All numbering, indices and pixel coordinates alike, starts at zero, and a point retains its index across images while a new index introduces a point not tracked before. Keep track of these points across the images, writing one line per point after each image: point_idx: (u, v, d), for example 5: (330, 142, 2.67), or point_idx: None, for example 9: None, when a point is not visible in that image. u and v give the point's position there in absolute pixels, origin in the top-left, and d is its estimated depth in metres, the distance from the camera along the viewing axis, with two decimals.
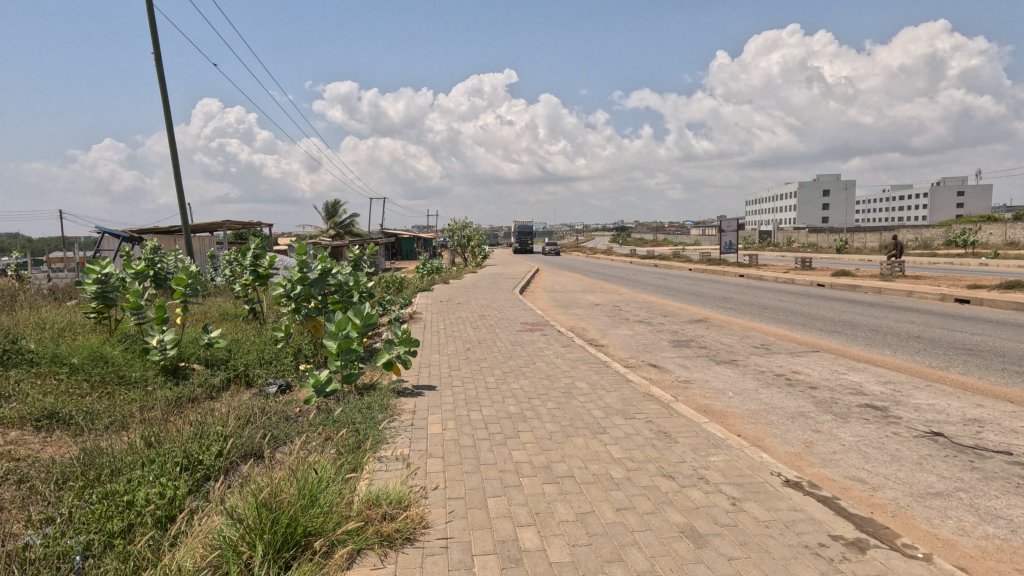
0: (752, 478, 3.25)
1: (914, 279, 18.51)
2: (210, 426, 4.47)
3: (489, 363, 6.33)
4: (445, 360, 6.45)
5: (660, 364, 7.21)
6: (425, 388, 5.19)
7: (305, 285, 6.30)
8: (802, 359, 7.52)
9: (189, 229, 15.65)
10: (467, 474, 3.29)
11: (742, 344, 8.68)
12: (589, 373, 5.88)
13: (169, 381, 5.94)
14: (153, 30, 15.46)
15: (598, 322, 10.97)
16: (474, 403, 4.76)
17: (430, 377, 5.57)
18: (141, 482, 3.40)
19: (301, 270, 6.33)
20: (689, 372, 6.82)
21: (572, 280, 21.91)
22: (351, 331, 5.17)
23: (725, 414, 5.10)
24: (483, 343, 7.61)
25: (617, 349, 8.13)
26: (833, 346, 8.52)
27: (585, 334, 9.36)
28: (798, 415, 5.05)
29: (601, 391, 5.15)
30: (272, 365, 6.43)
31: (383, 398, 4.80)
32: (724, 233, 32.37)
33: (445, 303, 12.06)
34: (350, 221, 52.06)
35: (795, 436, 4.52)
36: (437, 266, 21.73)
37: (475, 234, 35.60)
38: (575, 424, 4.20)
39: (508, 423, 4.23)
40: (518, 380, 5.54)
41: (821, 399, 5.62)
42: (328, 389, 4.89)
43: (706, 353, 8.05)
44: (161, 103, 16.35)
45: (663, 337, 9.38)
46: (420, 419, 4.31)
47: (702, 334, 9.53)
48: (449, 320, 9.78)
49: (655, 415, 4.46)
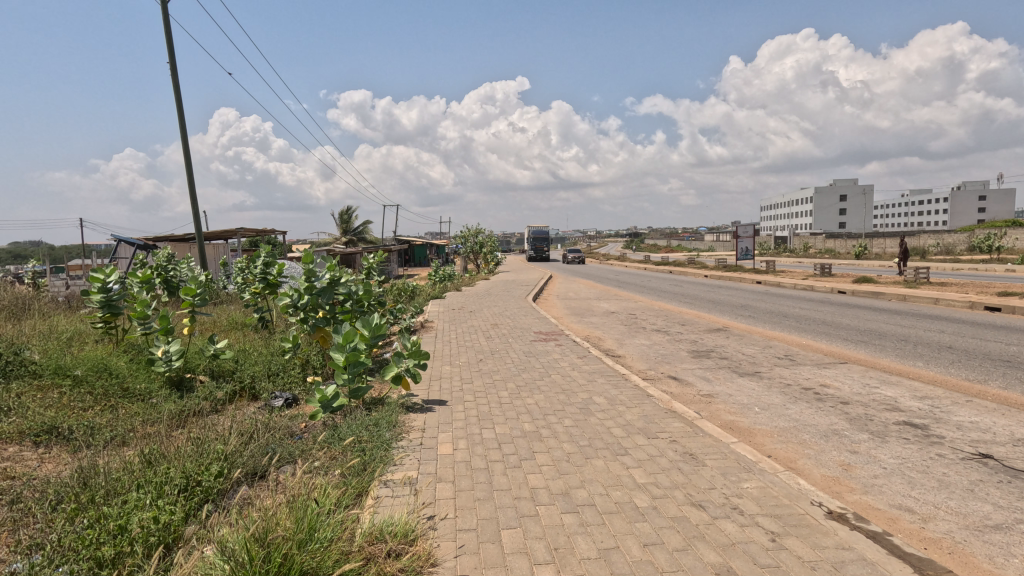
0: (791, 509, 2.96)
1: (940, 286, 17.95)
2: (211, 443, 4.28)
3: (502, 375, 6.09)
4: (457, 372, 6.22)
5: (680, 377, 6.92)
6: (435, 402, 4.97)
7: (312, 294, 6.12)
8: (830, 372, 7.17)
9: (203, 237, 15.68)
10: (479, 502, 3.05)
11: (765, 354, 8.34)
12: (607, 386, 5.61)
13: (173, 394, 5.79)
14: (169, 39, 15.58)
15: (614, 331, 10.67)
16: (486, 420, 4.52)
17: (440, 391, 5.34)
18: (133, 507, 3.20)
19: (309, 278, 6.16)
20: (712, 385, 6.52)
21: (586, 287, 21.65)
22: (359, 343, 4.97)
23: (753, 432, 4.80)
24: (496, 353, 7.38)
25: (635, 360, 7.84)
26: (861, 357, 8.15)
27: (601, 344, 9.08)
28: (831, 434, 4.74)
29: (620, 407, 4.88)
30: (279, 377, 6.26)
31: (391, 414, 4.58)
32: (741, 239, 31.85)
33: (458, 312, 11.84)
34: (364, 229, 52.32)
35: (831, 457, 4.21)
36: (450, 274, 21.59)
37: (488, 241, 35.50)
38: (594, 444, 3.94)
39: (522, 442, 3.99)
40: (532, 395, 5.29)
41: (855, 416, 5.29)
42: (336, 404, 4.68)
43: (728, 364, 7.73)
44: (177, 112, 16.49)
45: (682, 347, 9.07)
46: (429, 438, 4.08)
47: (723, 344, 9.19)
48: (461, 330, 9.55)
49: (680, 434, 4.18)
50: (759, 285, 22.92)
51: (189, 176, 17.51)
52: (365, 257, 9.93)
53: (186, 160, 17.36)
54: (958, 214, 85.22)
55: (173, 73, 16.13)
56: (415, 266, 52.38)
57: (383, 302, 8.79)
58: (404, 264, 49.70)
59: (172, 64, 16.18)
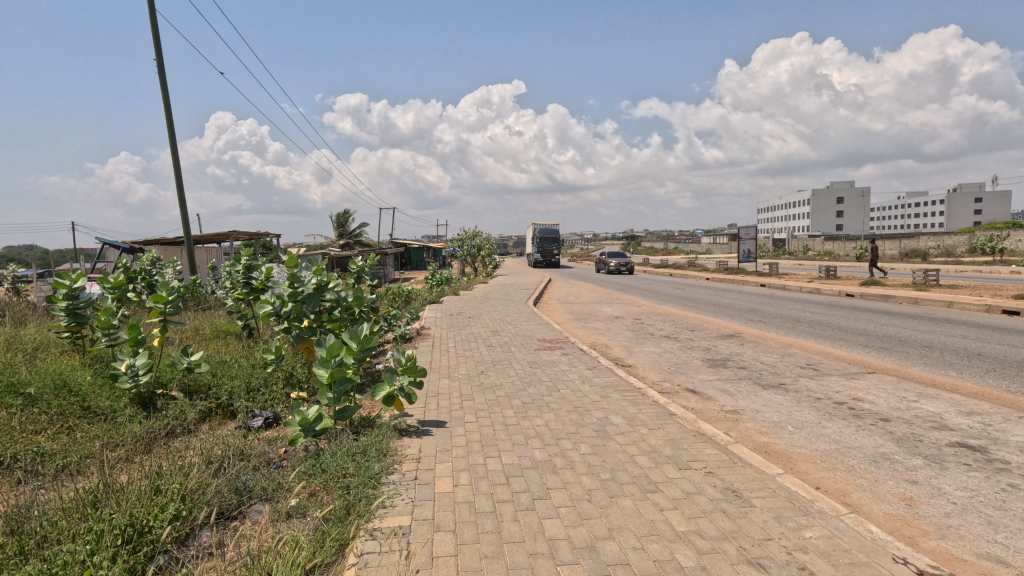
0: (872, 569, 2.41)
1: (951, 289, 17.48)
2: (173, 476, 3.69)
3: (506, 390, 5.53)
4: (456, 387, 5.66)
5: (699, 390, 6.37)
6: (433, 424, 4.40)
7: (296, 302, 5.56)
8: (859, 382, 6.63)
9: (191, 240, 15.12)
10: (488, 560, 2.47)
11: (786, 363, 7.80)
12: (623, 403, 5.05)
13: (140, 413, 5.19)
14: (156, 35, 15.01)
15: (621, 338, 10.11)
16: (491, 446, 3.94)
17: (438, 410, 4.77)
18: (61, 566, 2.58)
19: (293, 284, 5.58)
20: (735, 400, 5.96)
21: (587, 290, 21.17)
22: (346, 357, 4.40)
23: (792, 457, 4.25)
24: (499, 364, 6.82)
25: (647, 370, 7.28)
26: (889, 366, 7.62)
27: (609, 352, 8.51)
28: (881, 459, 4.18)
29: (642, 429, 4.32)
30: (259, 392, 5.67)
31: (381, 440, 3.99)
32: (743, 241, 31.35)
33: (455, 318, 11.26)
34: (361, 231, 51.84)
35: (889, 489, 3.65)
36: (447, 277, 21.11)
37: (486, 243, 35.04)
38: (618, 478, 3.38)
39: (535, 476, 3.42)
40: (541, 414, 4.72)
41: (901, 436, 4.73)
42: (319, 428, 4.10)
43: (748, 374, 7.19)
44: (165, 112, 15.98)
45: (695, 356, 8.51)
46: (426, 470, 3.51)
47: (739, 352, 8.64)
48: (459, 338, 8.97)
49: (715, 464, 3.63)
50: (764, 288, 22.45)
51: (177, 178, 16.95)
52: (358, 260, 9.34)
53: (174, 161, 16.78)
54: (956, 216, 85.08)
55: (161, 71, 15.58)
56: (411, 269, 51.70)
57: (376, 309, 8.21)
58: (400, 268, 49.05)
59: (160, 62, 15.63)
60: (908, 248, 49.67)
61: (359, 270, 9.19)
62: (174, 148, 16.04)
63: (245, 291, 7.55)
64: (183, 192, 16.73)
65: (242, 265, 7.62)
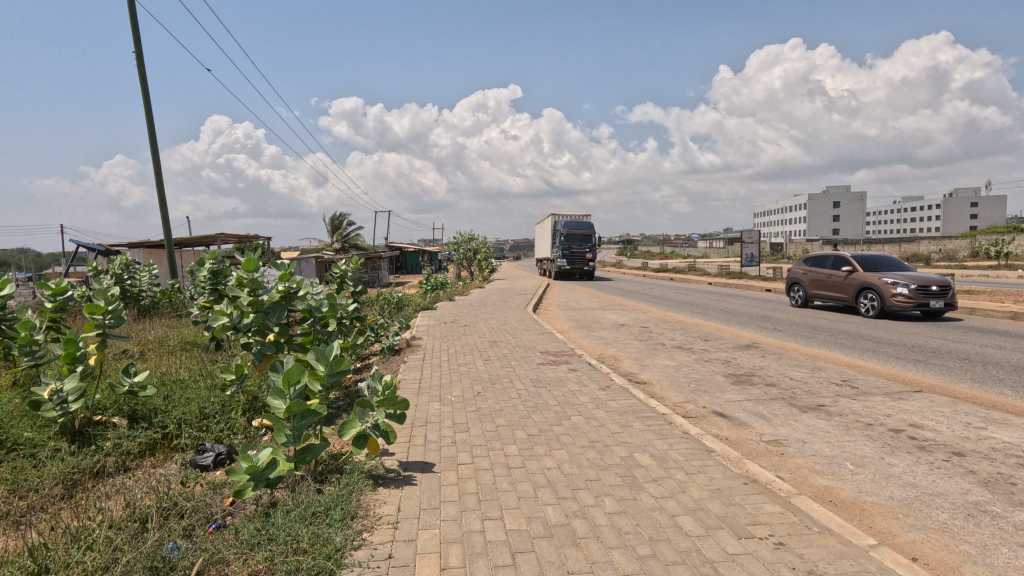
0: None
1: (970, 294, 16.74)
2: (73, 549, 2.80)
3: (507, 417, 4.67)
4: (448, 413, 4.80)
5: (728, 414, 5.53)
6: (418, 468, 3.54)
7: (258, 313, 4.66)
8: (911, 403, 5.81)
9: (169, 242, 14.24)
10: None
11: (818, 379, 6.99)
12: (649, 435, 4.21)
13: (67, 447, 4.30)
14: (134, 26, 14.17)
15: (630, 349, 9.24)
16: (491, 502, 3.08)
17: (425, 447, 3.90)
18: None
19: (253, 291, 4.68)
20: (773, 426, 5.13)
21: (587, 295, 20.44)
22: (313, 385, 3.59)
23: (866, 509, 3.41)
24: (497, 382, 5.97)
25: (667, 389, 6.43)
26: (935, 382, 6.79)
27: (620, 367, 7.66)
28: (980, 514, 3.34)
29: (679, 474, 3.47)
30: (213, 419, 4.79)
31: (349, 495, 3.12)
32: (745, 245, 30.64)
33: (450, 327, 10.40)
34: (355, 235, 51.07)
35: (1008, 561, 2.82)
36: (441, 281, 20.32)
37: (482, 246, 34.31)
38: (662, 556, 2.53)
39: (551, 552, 2.56)
40: (551, 452, 3.87)
41: (987, 477, 3.91)
42: (272, 476, 3.25)
43: (780, 393, 6.36)
44: (145, 106, 15.16)
45: (716, 371, 7.66)
46: (405, 542, 2.65)
47: (763, 366, 7.80)
48: (454, 350, 8.09)
49: (785, 529, 2.78)
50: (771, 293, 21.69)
51: (157, 178, 16.09)
52: (341, 264, 8.48)
53: (154, 161, 15.92)
54: (954, 221, 84.89)
55: (140, 67, 14.75)
56: (406, 273, 50.75)
57: (360, 319, 7.32)
58: (394, 272, 48.03)
59: (140, 55, 14.79)
60: (908, 252, 49.23)
61: (342, 277, 8.34)
62: (154, 147, 15.17)
63: (210, 299, 6.66)
64: (165, 193, 15.86)
65: (208, 271, 6.77)
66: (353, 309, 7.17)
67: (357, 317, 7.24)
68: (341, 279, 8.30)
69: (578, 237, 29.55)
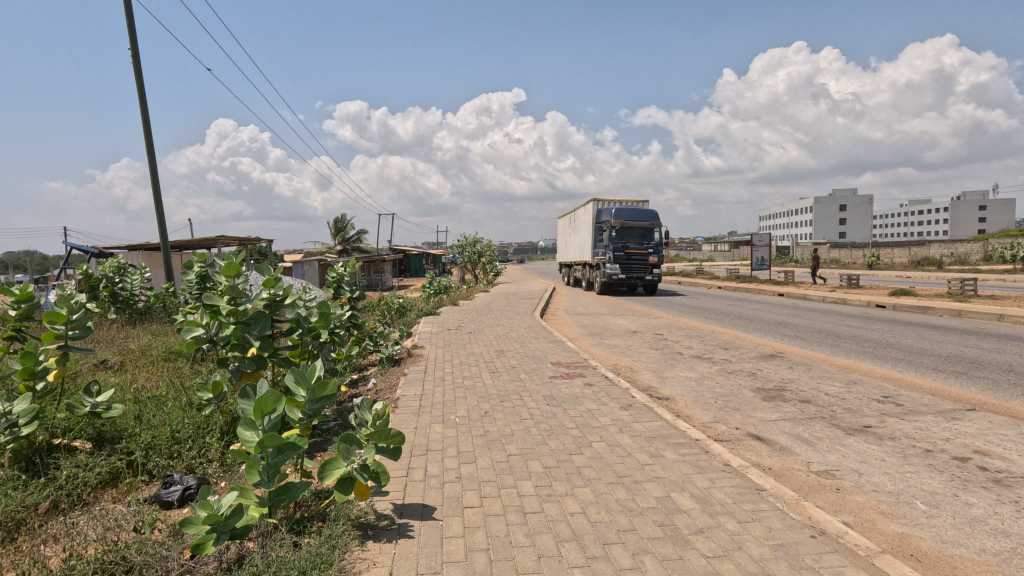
0: None
1: (995, 300, 16.08)
2: None
3: (520, 443, 4.09)
4: (452, 439, 4.22)
5: (765, 437, 4.94)
6: (416, 514, 2.97)
7: (238, 325, 4.05)
8: (968, 424, 5.21)
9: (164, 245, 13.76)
10: None
11: (857, 395, 6.39)
12: (686, 469, 3.62)
13: (14, 479, 3.73)
14: (129, 22, 13.76)
15: (646, 360, 8.64)
16: (505, 563, 2.50)
17: (425, 484, 3.33)
18: None
19: (233, 300, 4.07)
20: (819, 452, 4.53)
21: (595, 300, 19.88)
22: (293, 412, 3.04)
23: (956, 566, 2.82)
24: (506, 399, 5.40)
25: (693, 407, 5.83)
26: (986, 399, 6.19)
27: (638, 380, 7.08)
28: None
29: (729, 522, 2.89)
30: (186, 443, 4.21)
31: (332, 552, 2.55)
32: (755, 249, 30.02)
33: (453, 334, 9.81)
34: (358, 238, 50.67)
35: None
36: (445, 285, 19.79)
37: (486, 249, 33.79)
38: None
39: None
40: (573, 491, 3.28)
41: None
42: (239, 526, 2.69)
43: (818, 412, 5.76)
44: (141, 105, 14.72)
45: (742, 385, 7.06)
46: None
47: (793, 379, 7.20)
48: (458, 360, 7.51)
49: None
50: (785, 298, 21.05)
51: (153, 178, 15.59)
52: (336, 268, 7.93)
53: (149, 161, 15.40)
54: (963, 224, 83.94)
55: (136, 65, 14.32)
56: (409, 276, 50.17)
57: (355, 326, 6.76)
58: (397, 276, 47.47)
59: (135, 52, 14.35)
60: (918, 256, 48.53)
61: (338, 282, 7.80)
62: (149, 147, 14.64)
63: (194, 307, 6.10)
64: (160, 194, 15.36)
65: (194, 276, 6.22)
66: (346, 315, 6.61)
67: (350, 322, 6.68)
68: (338, 284, 7.76)
69: (635, 233, 20.38)
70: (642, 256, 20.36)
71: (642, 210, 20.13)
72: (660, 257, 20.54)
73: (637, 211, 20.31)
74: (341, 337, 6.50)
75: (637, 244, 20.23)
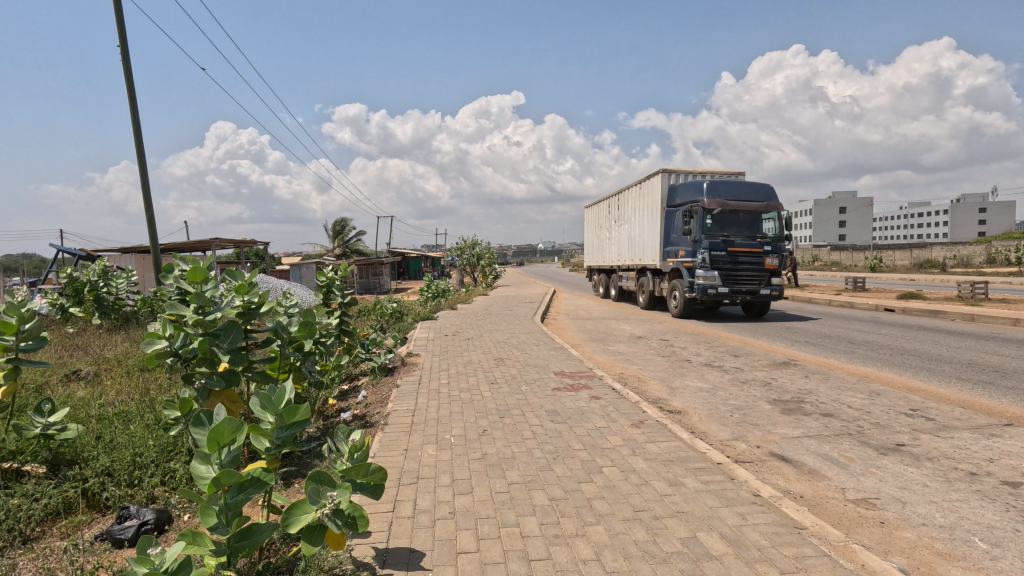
0: None
1: (1008, 303, 15.66)
2: None
3: (522, 469, 3.66)
4: (446, 463, 3.78)
5: (790, 457, 4.51)
6: (401, 562, 2.54)
7: (206, 336, 3.63)
8: (1009, 442, 4.79)
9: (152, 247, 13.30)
10: None
11: (882, 407, 5.96)
12: (711, 502, 3.18)
13: None
14: (118, 17, 13.30)
15: (654, 369, 8.19)
16: None
17: (413, 522, 2.90)
18: None
19: (200, 308, 3.65)
20: (852, 476, 4.10)
21: (597, 303, 19.47)
22: (261, 441, 2.61)
23: None
24: (506, 415, 4.97)
25: (709, 423, 5.38)
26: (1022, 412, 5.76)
27: (646, 391, 6.64)
28: None
29: (769, 573, 2.45)
30: (148, 469, 3.79)
31: None
32: None
33: (450, 341, 9.35)
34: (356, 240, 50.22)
35: None
36: (442, 288, 19.34)
37: (486, 251, 33.33)
38: None
39: None
40: (584, 530, 2.84)
41: None
42: None
43: (843, 427, 5.33)
44: (130, 102, 14.27)
45: (758, 396, 6.62)
46: None
47: (811, 390, 6.77)
48: (455, 369, 7.06)
49: None
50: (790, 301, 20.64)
51: (143, 179, 15.14)
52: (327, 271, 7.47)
53: (139, 161, 14.94)
54: (963, 226, 83.68)
55: (125, 61, 13.87)
56: (408, 278, 49.71)
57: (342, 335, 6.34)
58: (396, 279, 46.99)
59: (124, 48, 13.90)
60: (920, 258, 48.18)
61: (329, 287, 7.34)
62: (137, 147, 14.19)
63: None
64: (150, 195, 14.91)
65: None
66: (332, 322, 6.19)
67: (336, 330, 6.27)
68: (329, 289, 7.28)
69: (740, 220, 13.11)
70: (753, 256, 13.08)
71: (749, 186, 13.23)
72: (783, 257, 13.28)
73: (742, 187, 13.23)
74: (326, 347, 6.07)
75: (743, 238, 13.07)
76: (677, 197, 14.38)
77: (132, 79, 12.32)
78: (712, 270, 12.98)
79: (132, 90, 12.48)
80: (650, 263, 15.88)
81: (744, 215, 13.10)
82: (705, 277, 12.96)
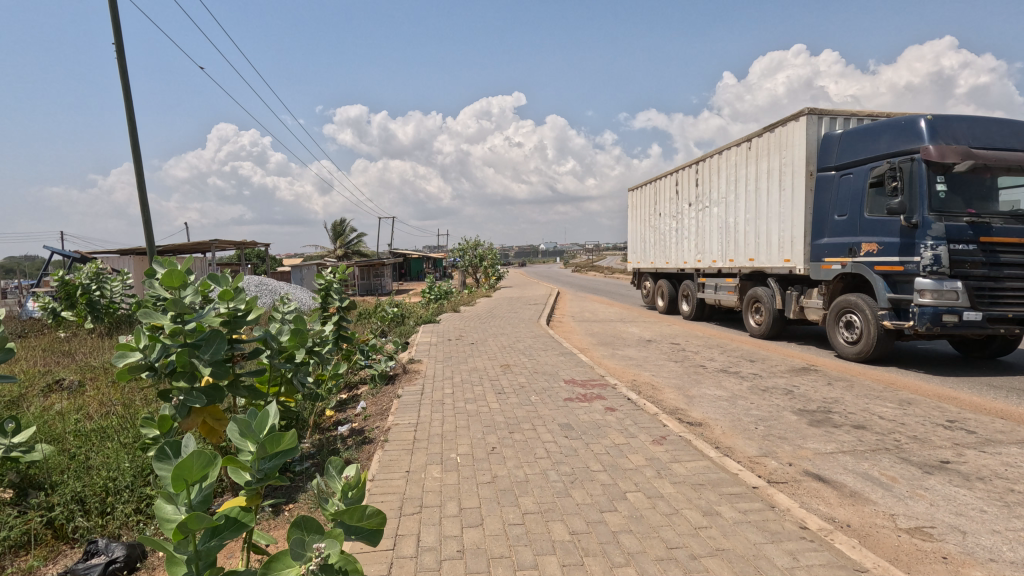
0: None
1: None
2: None
3: (538, 496, 3.29)
4: (452, 488, 3.41)
5: (827, 477, 4.13)
6: None
7: (185, 347, 3.26)
8: None
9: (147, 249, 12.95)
10: None
11: (917, 418, 5.58)
12: (753, 537, 2.81)
13: None
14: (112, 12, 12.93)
15: (668, 375, 7.80)
16: None
17: (416, 565, 2.54)
18: None
19: (179, 316, 3.28)
20: (899, 499, 3.72)
21: (603, 305, 19.08)
22: (243, 474, 2.26)
23: None
24: (517, 429, 4.60)
25: (733, 437, 4.99)
26: None
27: (662, 400, 6.27)
28: None
29: None
30: (122, 495, 3.42)
31: None
32: None
33: (454, 346, 8.96)
34: (358, 241, 49.84)
35: None
36: (445, 290, 18.96)
37: (489, 251, 32.94)
38: None
39: None
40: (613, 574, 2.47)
41: None
42: None
43: (879, 440, 4.95)
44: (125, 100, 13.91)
45: (782, 405, 6.24)
46: None
47: (838, 398, 6.39)
48: (459, 377, 6.69)
49: None
50: None
51: (139, 179, 14.83)
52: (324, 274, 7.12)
53: (134, 161, 14.60)
54: None
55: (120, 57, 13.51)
56: (410, 279, 49.37)
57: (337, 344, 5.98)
58: (398, 279, 46.60)
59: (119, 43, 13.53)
60: None
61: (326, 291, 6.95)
62: (132, 147, 13.87)
63: None
64: (146, 195, 14.59)
65: None
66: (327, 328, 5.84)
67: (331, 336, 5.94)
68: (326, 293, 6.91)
69: (984, 186, 7.43)
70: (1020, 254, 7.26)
71: (1002, 130, 7.60)
72: None
73: (993, 130, 7.58)
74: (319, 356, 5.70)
75: (1003, 220, 7.27)
76: (837, 154, 8.89)
77: (127, 77, 12.02)
78: (951, 279, 7.08)
79: (127, 88, 12.18)
80: (730, 265, 11.72)
81: (994, 182, 7.46)
82: (940, 293, 7.05)
